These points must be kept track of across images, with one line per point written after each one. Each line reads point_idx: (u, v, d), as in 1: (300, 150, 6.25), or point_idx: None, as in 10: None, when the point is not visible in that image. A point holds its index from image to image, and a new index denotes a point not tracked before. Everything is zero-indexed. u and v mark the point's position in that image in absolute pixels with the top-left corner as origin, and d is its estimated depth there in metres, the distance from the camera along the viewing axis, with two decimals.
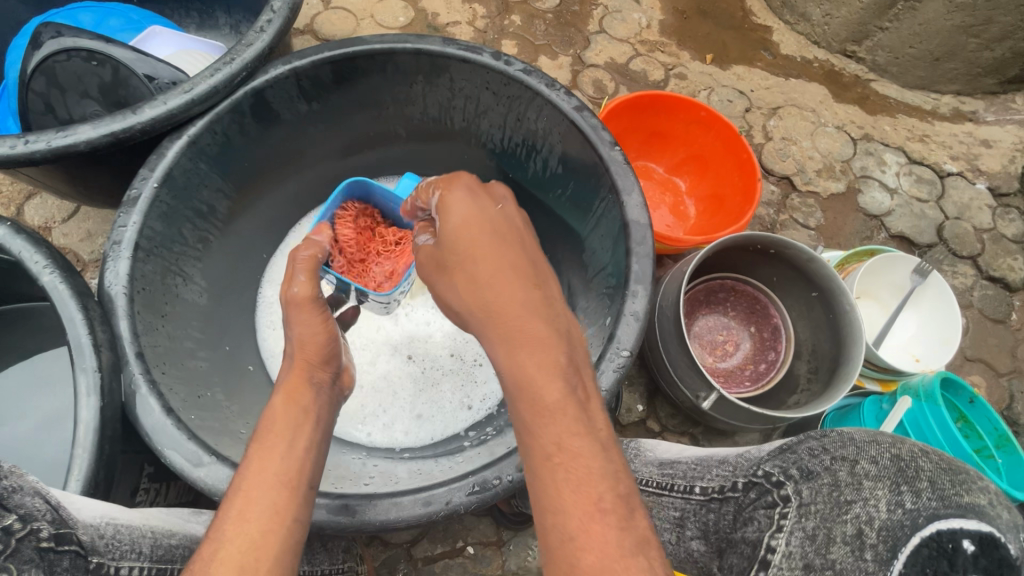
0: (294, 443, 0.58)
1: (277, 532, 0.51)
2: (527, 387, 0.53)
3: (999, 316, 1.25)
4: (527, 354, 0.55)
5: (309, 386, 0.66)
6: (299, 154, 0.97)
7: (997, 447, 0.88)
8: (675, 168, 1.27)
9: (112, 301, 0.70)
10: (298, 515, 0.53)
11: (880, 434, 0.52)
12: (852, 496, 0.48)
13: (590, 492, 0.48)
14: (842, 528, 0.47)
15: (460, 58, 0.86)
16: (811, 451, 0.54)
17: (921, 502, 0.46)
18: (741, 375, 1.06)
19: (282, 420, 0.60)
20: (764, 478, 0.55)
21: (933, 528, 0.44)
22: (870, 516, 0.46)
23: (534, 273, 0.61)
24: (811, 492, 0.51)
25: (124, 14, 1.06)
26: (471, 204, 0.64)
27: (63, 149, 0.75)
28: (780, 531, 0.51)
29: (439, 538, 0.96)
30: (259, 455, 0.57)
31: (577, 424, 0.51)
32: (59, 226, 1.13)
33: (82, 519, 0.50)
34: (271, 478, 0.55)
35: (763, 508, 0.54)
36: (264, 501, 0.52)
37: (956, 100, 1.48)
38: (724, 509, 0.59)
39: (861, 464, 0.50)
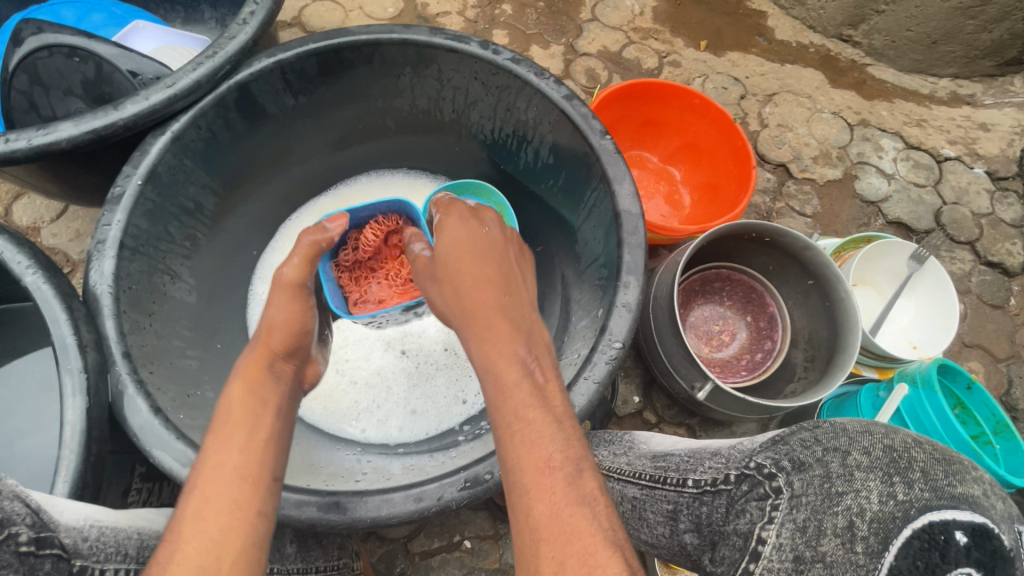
0: (255, 434, 0.58)
1: (241, 528, 0.50)
2: (491, 370, 0.58)
3: (997, 301, 1.24)
4: (491, 342, 0.59)
5: (269, 375, 0.64)
6: (287, 149, 0.96)
7: (994, 432, 0.88)
8: (669, 157, 1.26)
9: (97, 301, 0.69)
10: (263, 507, 0.53)
11: (871, 424, 0.53)
12: (844, 487, 0.49)
13: (540, 455, 0.51)
14: (833, 520, 0.48)
15: (447, 48, 0.84)
16: (803, 442, 0.53)
17: (912, 494, 0.47)
18: (738, 364, 1.05)
19: (239, 411, 0.59)
20: (755, 470, 0.54)
21: (926, 520, 0.46)
22: (862, 508, 0.48)
23: (507, 281, 0.66)
24: (802, 483, 0.51)
25: (106, 9, 1.04)
26: (465, 225, 0.70)
27: (44, 147, 0.74)
28: (771, 523, 0.50)
29: (436, 532, 0.96)
30: (217, 449, 0.55)
31: (534, 398, 0.55)
32: (48, 226, 1.12)
33: (64, 522, 0.49)
34: (229, 473, 0.53)
35: (755, 500, 0.52)
36: (224, 495, 0.51)
37: (954, 83, 1.46)
38: (716, 502, 0.56)
39: (853, 455, 0.50)
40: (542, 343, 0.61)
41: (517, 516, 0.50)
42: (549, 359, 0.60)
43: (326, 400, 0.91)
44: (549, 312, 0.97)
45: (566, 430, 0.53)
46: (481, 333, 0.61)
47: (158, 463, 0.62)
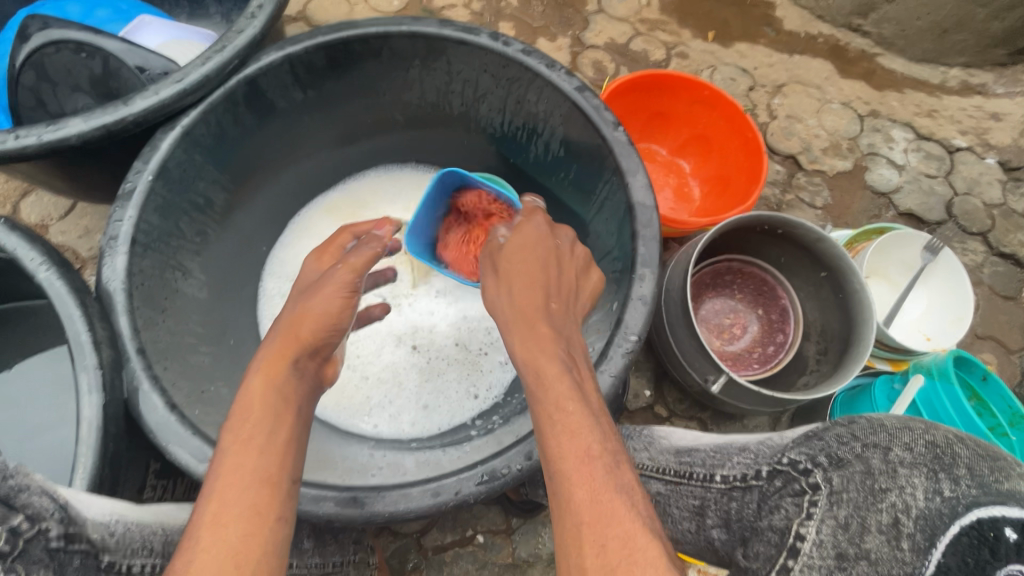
0: (274, 439, 0.56)
1: (259, 533, 0.49)
2: (535, 363, 0.59)
3: (1010, 293, 1.23)
4: (537, 340, 0.61)
5: (292, 369, 0.64)
6: (295, 143, 0.95)
7: (1011, 424, 0.86)
8: (678, 150, 1.25)
9: (110, 297, 0.69)
10: (283, 511, 0.52)
11: (912, 420, 0.50)
12: (887, 483, 0.46)
13: (581, 444, 0.51)
14: (876, 517, 0.45)
15: (457, 40, 0.83)
16: (840, 438, 0.52)
17: (960, 490, 0.43)
18: (749, 358, 1.04)
19: (260, 409, 0.58)
20: (789, 466, 0.55)
21: (973, 516, 0.41)
22: (907, 504, 0.44)
23: (558, 288, 0.66)
24: (843, 479, 0.49)
25: (112, 5, 1.03)
26: (536, 235, 0.72)
27: (55, 143, 0.73)
28: (810, 519, 0.49)
29: (449, 527, 0.96)
30: (237, 453, 0.54)
31: (574, 393, 0.55)
32: (56, 223, 1.12)
33: (91, 517, 0.49)
34: (247, 475, 0.52)
35: (790, 496, 0.53)
36: (246, 499, 0.50)
37: (965, 73, 1.44)
38: (746, 498, 0.58)
39: (895, 451, 0.48)
40: (580, 351, 0.62)
41: (558, 503, 0.49)
42: (586, 362, 0.61)
43: (338, 396, 0.91)
44: None
45: (602, 423, 0.54)
46: (529, 334, 0.62)
47: (175, 459, 0.62)
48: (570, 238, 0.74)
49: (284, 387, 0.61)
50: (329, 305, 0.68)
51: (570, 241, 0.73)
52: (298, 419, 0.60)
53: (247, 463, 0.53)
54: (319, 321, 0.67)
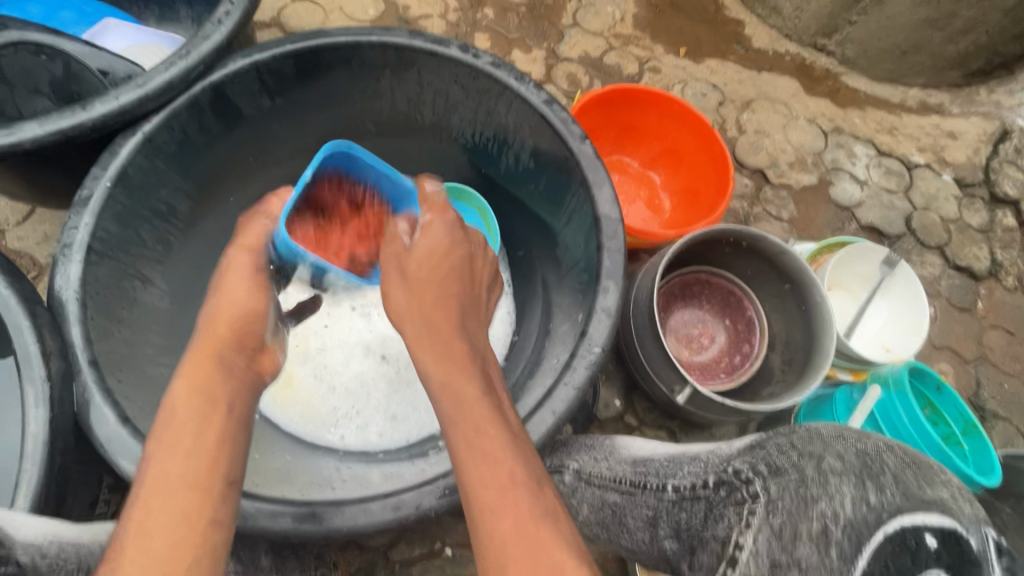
0: (204, 442, 0.54)
1: (190, 542, 0.47)
2: (446, 392, 0.59)
3: (965, 304, 1.28)
4: (447, 368, 0.62)
5: (218, 368, 0.62)
6: (262, 150, 0.94)
7: (964, 433, 0.90)
8: (649, 162, 1.27)
9: (63, 307, 0.66)
10: (217, 517, 0.50)
11: (845, 429, 0.53)
12: (818, 492, 0.48)
13: (501, 472, 0.52)
14: (808, 525, 0.47)
15: (427, 51, 0.84)
16: (780, 447, 0.53)
17: (885, 498, 0.45)
18: (716, 367, 1.06)
19: (185, 413, 0.56)
20: (734, 475, 0.55)
21: (897, 524, 0.44)
22: (836, 512, 0.46)
23: (466, 308, 0.70)
24: (778, 488, 0.50)
25: (77, 6, 1.02)
26: (446, 242, 0.74)
27: (6, 147, 0.71)
28: (748, 528, 0.51)
29: (417, 540, 0.95)
30: (163, 458, 0.52)
31: (493, 423, 0.56)
32: (12, 228, 1.08)
33: (21, 539, 0.47)
34: (174, 482, 0.50)
35: (733, 505, 0.53)
36: (174, 506, 0.49)
37: (923, 93, 1.50)
38: (695, 508, 0.57)
39: (827, 460, 0.49)
40: (495, 370, 0.66)
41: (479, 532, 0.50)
42: (500, 384, 0.64)
43: (304, 407, 0.90)
44: (530, 316, 0.97)
45: (520, 445, 0.56)
46: (439, 361, 0.62)
47: (126, 474, 0.60)
48: (480, 244, 0.79)
49: (207, 389, 0.59)
50: (239, 296, 0.70)
51: (473, 249, 0.77)
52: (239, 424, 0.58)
53: (173, 469, 0.51)
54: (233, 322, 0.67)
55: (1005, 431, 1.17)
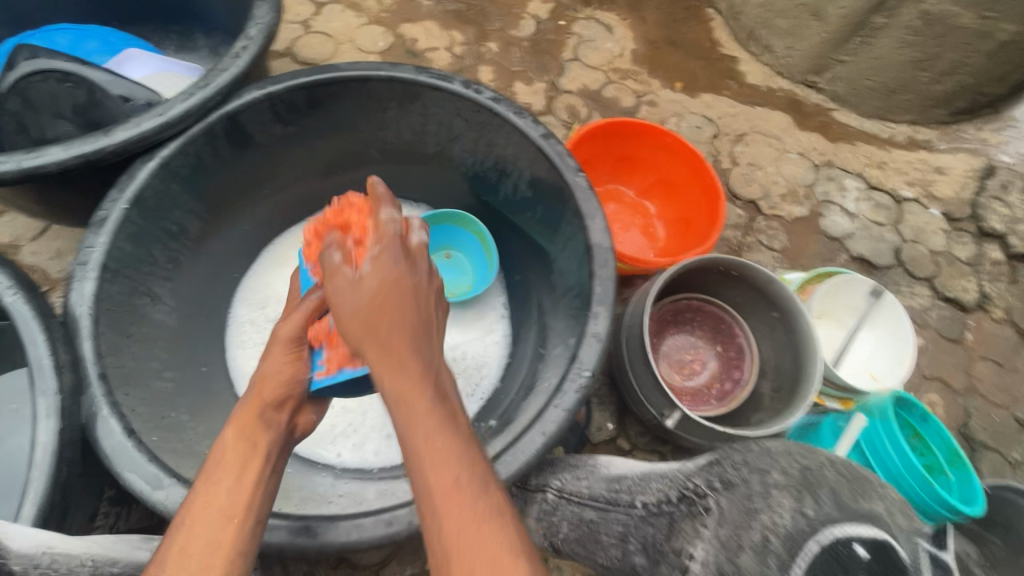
0: (244, 478, 0.58)
1: (218, 568, 0.51)
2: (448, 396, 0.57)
3: (954, 336, 1.30)
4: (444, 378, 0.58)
5: (262, 422, 0.63)
6: (271, 175, 0.98)
7: (949, 463, 0.91)
8: (645, 192, 1.31)
9: (76, 323, 0.69)
10: (246, 548, 0.54)
11: (794, 448, 0.56)
12: (760, 504, 0.50)
13: (448, 476, 0.51)
14: (750, 535, 0.49)
15: (431, 86, 0.89)
16: (734, 463, 0.57)
17: (820, 509, 0.48)
18: (708, 394, 1.08)
19: (231, 454, 0.60)
20: (692, 491, 0.58)
21: (829, 534, 0.46)
22: (775, 523, 0.48)
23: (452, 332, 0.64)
24: (728, 501, 0.53)
25: (102, 36, 1.08)
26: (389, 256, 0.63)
27: (32, 170, 0.75)
28: (699, 538, 0.53)
29: (409, 559, 0.95)
30: (210, 482, 0.57)
31: (443, 426, 0.54)
32: (28, 244, 1.12)
33: (12, 549, 0.49)
34: (216, 513, 0.54)
35: (690, 520, 0.56)
36: (213, 534, 0.53)
37: (911, 129, 1.55)
38: (659, 523, 0.60)
39: (771, 475, 0.52)
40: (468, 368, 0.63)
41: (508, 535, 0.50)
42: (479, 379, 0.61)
43: None
44: (526, 339, 0.99)
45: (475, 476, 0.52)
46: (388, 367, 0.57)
47: (130, 485, 0.62)
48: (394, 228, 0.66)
49: (237, 431, 0.62)
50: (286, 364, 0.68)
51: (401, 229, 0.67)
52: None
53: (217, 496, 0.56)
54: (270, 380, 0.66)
55: (994, 462, 1.18)
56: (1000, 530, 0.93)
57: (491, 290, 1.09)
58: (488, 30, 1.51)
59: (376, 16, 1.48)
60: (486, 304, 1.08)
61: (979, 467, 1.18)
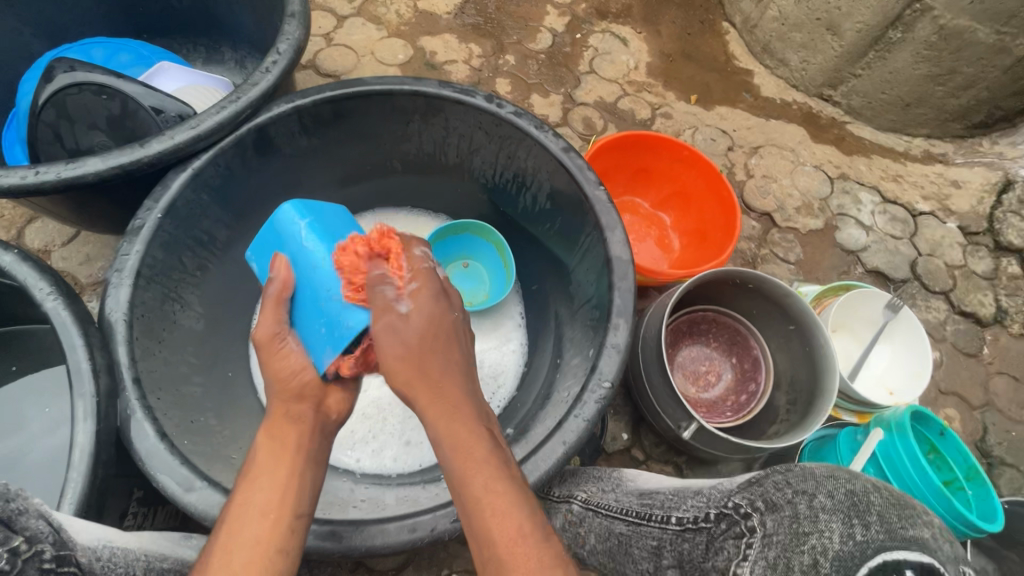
0: (277, 474, 0.59)
1: (259, 564, 0.53)
2: (453, 445, 0.57)
3: (971, 350, 1.29)
4: (453, 426, 0.59)
5: (288, 418, 0.63)
6: (296, 185, 1.01)
7: (967, 479, 0.91)
8: (660, 204, 1.33)
9: (112, 327, 0.72)
10: (285, 545, 0.55)
11: (837, 469, 0.56)
12: (810, 527, 0.50)
13: (510, 527, 0.53)
14: (800, 558, 0.49)
15: (455, 100, 0.91)
16: (776, 484, 0.56)
17: (869, 534, 0.48)
18: (723, 406, 1.09)
19: (264, 453, 0.61)
20: (733, 509, 0.57)
21: (880, 558, 0.47)
22: (825, 546, 0.48)
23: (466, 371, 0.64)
24: (774, 523, 0.52)
25: (134, 49, 1.12)
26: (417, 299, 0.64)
27: (71, 180, 0.78)
28: (745, 559, 0.52)
29: (425, 565, 0.97)
30: (248, 485, 0.58)
31: (499, 472, 0.56)
32: (58, 249, 1.15)
33: (80, 542, 0.50)
34: (254, 510, 0.56)
35: (733, 538, 0.55)
36: (248, 533, 0.54)
37: (926, 143, 1.55)
38: (697, 540, 0.60)
39: (818, 498, 0.52)
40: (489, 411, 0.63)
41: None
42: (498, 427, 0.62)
43: None
44: (543, 348, 1.01)
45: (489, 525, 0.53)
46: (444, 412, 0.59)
47: (162, 487, 0.64)
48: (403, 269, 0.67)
49: (270, 428, 0.63)
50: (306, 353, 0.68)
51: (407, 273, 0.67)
52: (288, 459, 0.60)
53: (254, 496, 0.57)
54: (281, 387, 0.65)
55: (1013, 479, 1.17)
56: (1019, 548, 0.93)
57: (509, 300, 1.10)
58: (505, 42, 1.53)
59: (396, 29, 1.51)
60: (503, 313, 1.09)
61: (996, 483, 1.17)
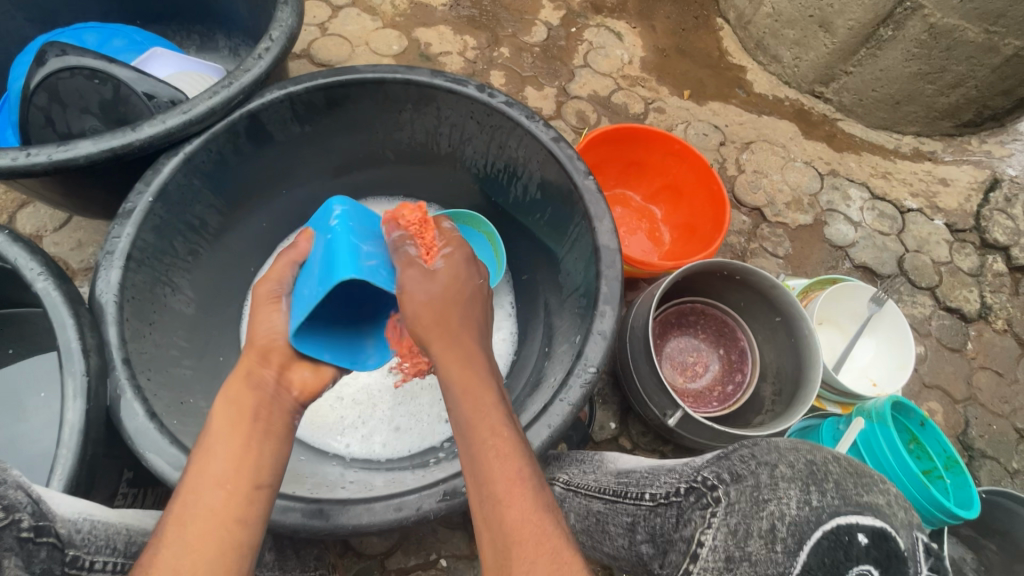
0: (232, 441, 0.59)
1: (215, 536, 0.52)
2: (465, 393, 0.60)
3: (956, 345, 1.31)
4: (464, 376, 0.62)
5: (248, 384, 0.65)
6: (288, 172, 1.01)
7: (946, 468, 0.92)
8: (651, 197, 1.34)
9: (102, 309, 0.72)
10: (240, 515, 0.54)
11: (799, 443, 0.56)
12: (768, 495, 0.51)
13: (511, 468, 0.55)
14: (758, 523, 0.50)
15: (446, 89, 0.92)
16: (742, 457, 0.57)
17: (825, 500, 0.49)
18: (709, 396, 1.10)
19: (218, 420, 0.61)
20: (701, 483, 0.58)
21: (834, 523, 0.48)
22: (782, 512, 0.49)
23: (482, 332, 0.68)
24: (737, 492, 0.54)
25: (127, 35, 1.11)
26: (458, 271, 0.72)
27: (63, 162, 0.78)
28: (709, 527, 0.54)
29: (413, 550, 0.98)
30: (204, 454, 0.58)
31: (506, 420, 0.59)
32: (50, 234, 1.15)
33: (59, 513, 0.51)
34: (211, 479, 0.55)
35: (699, 509, 0.56)
36: (202, 501, 0.54)
37: (916, 141, 1.57)
38: (667, 513, 0.61)
39: (779, 467, 0.53)
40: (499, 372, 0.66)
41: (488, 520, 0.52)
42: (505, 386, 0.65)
43: (313, 415, 0.94)
44: (532, 337, 1.02)
45: (490, 460, 0.55)
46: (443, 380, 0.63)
47: (151, 466, 0.64)
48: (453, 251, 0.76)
49: (233, 397, 0.63)
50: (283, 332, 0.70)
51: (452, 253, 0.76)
52: (265, 433, 0.61)
53: (208, 465, 0.57)
54: (264, 355, 0.68)
55: (993, 471, 1.19)
56: (996, 537, 0.95)
57: (499, 289, 1.11)
58: (500, 35, 1.54)
59: (392, 20, 1.51)
60: (494, 302, 1.10)
61: (977, 475, 1.19)
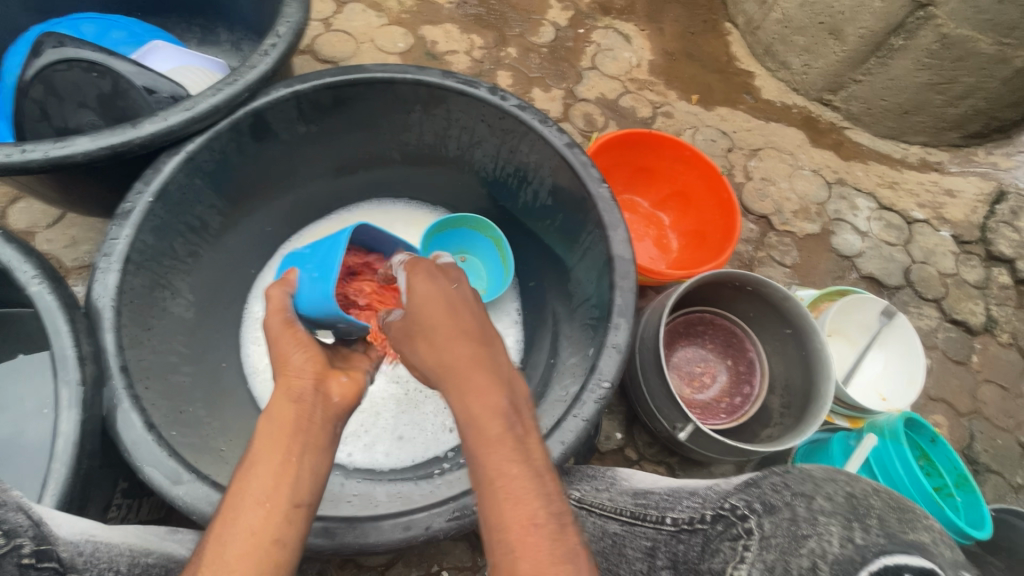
0: (271, 459, 0.55)
1: (253, 556, 0.49)
2: (472, 426, 0.55)
3: (961, 358, 1.31)
4: (473, 397, 0.56)
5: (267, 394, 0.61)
6: (292, 172, 0.98)
7: (957, 485, 0.92)
8: (659, 204, 1.32)
9: (99, 314, 0.69)
10: (281, 535, 0.51)
11: (835, 472, 0.56)
12: (808, 530, 0.49)
13: (524, 512, 0.49)
14: (797, 561, 0.48)
15: (458, 91, 0.89)
16: (774, 486, 0.56)
17: (869, 538, 0.47)
18: (717, 407, 1.08)
19: (260, 438, 0.57)
20: (730, 512, 0.57)
21: (881, 563, 0.45)
22: (824, 550, 0.47)
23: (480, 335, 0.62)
24: (772, 525, 0.52)
25: (127, 27, 1.08)
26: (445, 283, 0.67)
27: (60, 159, 0.75)
28: (742, 562, 0.52)
29: (414, 562, 0.96)
30: (243, 474, 0.54)
31: (516, 454, 0.53)
32: (43, 231, 1.12)
33: (62, 536, 0.49)
34: (252, 499, 0.52)
35: (729, 540, 0.55)
36: (242, 523, 0.51)
37: (923, 151, 1.56)
38: (692, 541, 0.59)
39: (817, 500, 0.52)
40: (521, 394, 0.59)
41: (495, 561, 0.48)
42: (529, 411, 0.58)
43: None
44: (539, 346, 0.99)
45: (498, 495, 0.51)
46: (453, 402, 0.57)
47: (148, 480, 0.62)
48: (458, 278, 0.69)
49: (277, 410, 0.59)
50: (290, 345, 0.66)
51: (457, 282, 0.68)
52: (309, 447, 0.57)
53: (251, 485, 0.53)
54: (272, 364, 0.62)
55: (997, 486, 1.19)
56: (1003, 554, 0.92)
57: (505, 296, 1.09)
58: (507, 35, 1.51)
59: (397, 17, 1.49)
60: (499, 311, 1.08)
61: (981, 490, 1.18)
